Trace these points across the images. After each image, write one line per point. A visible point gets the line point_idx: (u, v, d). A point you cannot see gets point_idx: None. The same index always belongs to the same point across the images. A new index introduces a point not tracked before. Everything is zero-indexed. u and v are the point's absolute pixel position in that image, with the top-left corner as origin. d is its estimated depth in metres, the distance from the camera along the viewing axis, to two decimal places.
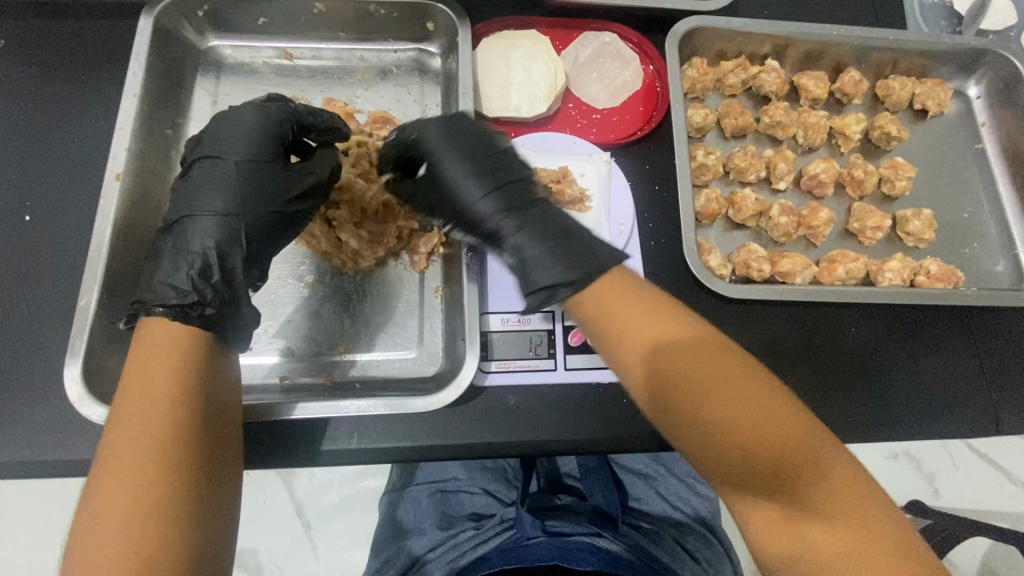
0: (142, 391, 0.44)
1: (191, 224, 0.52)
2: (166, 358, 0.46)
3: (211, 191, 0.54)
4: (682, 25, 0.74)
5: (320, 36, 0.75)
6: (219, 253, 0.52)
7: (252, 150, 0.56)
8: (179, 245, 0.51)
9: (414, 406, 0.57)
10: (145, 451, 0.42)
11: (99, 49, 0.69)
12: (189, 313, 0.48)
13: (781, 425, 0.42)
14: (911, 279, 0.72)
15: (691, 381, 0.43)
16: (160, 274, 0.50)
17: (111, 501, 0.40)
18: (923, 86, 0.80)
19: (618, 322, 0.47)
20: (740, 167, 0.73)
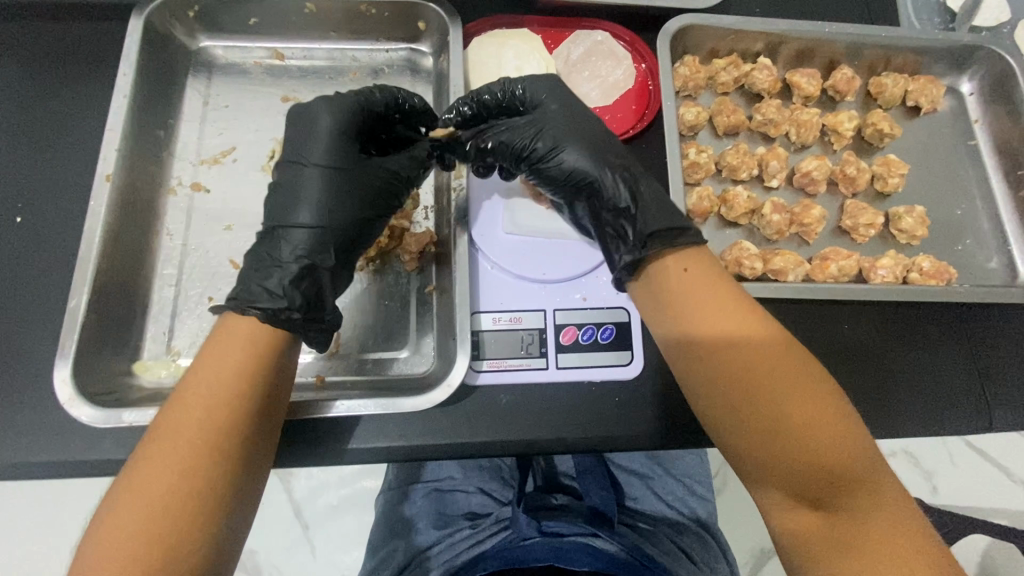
0: (214, 377, 0.45)
1: (287, 228, 0.55)
2: (242, 350, 0.47)
3: (303, 197, 0.56)
4: (674, 22, 0.74)
5: (312, 36, 0.75)
6: (312, 261, 0.54)
7: (335, 153, 0.58)
8: (278, 247, 0.54)
9: (404, 406, 0.57)
10: (205, 435, 0.42)
11: (91, 50, 0.69)
12: (280, 316, 0.50)
13: (826, 425, 0.45)
14: (904, 276, 0.72)
15: (752, 365, 0.47)
16: (252, 277, 0.52)
17: (159, 475, 0.41)
18: (917, 83, 0.80)
19: (694, 300, 0.49)
20: (733, 165, 0.73)
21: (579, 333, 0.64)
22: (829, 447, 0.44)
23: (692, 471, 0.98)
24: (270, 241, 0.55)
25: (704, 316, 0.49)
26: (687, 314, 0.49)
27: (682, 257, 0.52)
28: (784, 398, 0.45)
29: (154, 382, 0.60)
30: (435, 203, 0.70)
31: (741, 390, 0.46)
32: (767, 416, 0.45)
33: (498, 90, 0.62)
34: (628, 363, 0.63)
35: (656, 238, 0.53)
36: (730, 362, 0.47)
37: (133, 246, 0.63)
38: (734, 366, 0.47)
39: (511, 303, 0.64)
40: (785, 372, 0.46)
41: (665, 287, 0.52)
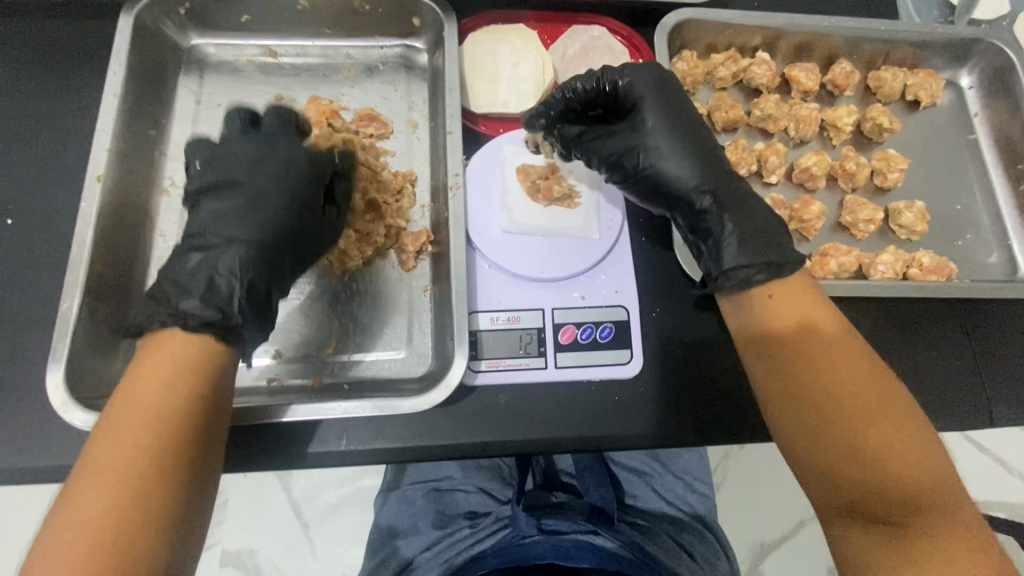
0: (140, 403, 0.44)
1: (233, 246, 0.52)
2: (174, 370, 0.45)
3: (253, 217, 0.54)
4: (672, 17, 0.73)
5: (305, 33, 0.74)
6: (249, 275, 0.51)
7: (288, 182, 0.56)
8: (215, 265, 0.51)
9: (403, 407, 0.56)
10: (131, 463, 0.42)
11: (81, 48, 0.68)
12: (224, 329, 0.49)
13: (904, 456, 0.46)
14: (904, 272, 0.71)
15: (831, 383, 0.48)
16: (179, 298, 0.49)
17: (84, 506, 0.40)
18: (916, 77, 0.79)
19: (784, 316, 0.51)
20: (732, 161, 0.72)
21: (578, 333, 0.63)
22: (897, 476, 0.45)
23: (691, 468, 0.98)
24: (203, 260, 0.51)
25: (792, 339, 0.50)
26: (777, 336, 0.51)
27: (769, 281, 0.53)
28: (856, 421, 0.47)
29: None
30: (431, 201, 0.69)
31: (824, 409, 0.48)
32: (845, 438, 0.47)
33: (626, 87, 0.61)
34: (628, 361, 0.63)
35: (766, 265, 0.53)
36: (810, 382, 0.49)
37: (125, 248, 0.62)
38: (815, 390, 0.48)
39: (509, 302, 0.63)
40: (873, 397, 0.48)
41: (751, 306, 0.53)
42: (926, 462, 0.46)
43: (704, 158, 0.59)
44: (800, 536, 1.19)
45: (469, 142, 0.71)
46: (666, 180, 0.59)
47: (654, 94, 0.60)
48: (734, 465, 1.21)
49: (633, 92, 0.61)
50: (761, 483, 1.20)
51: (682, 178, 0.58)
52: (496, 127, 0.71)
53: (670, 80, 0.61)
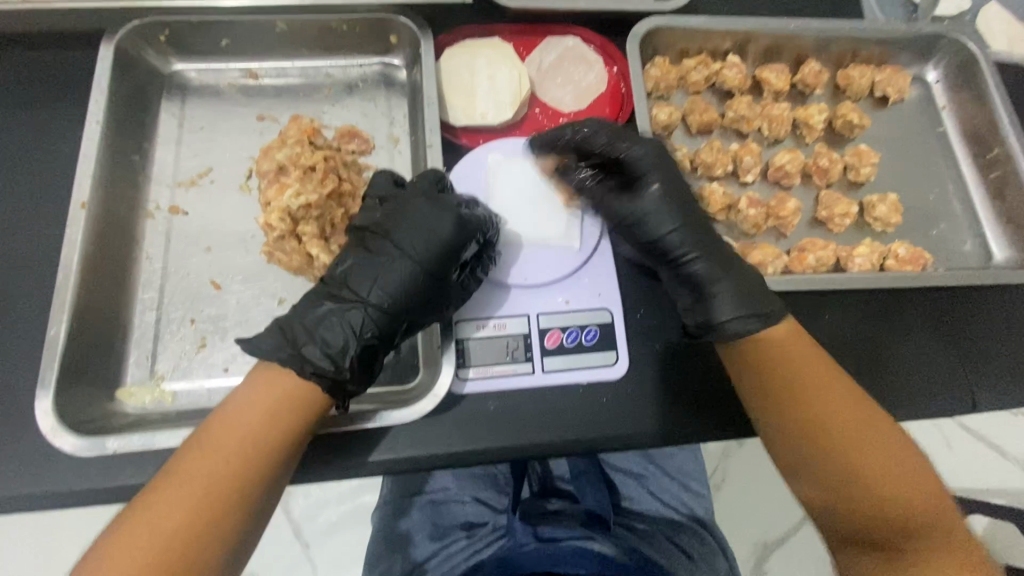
0: (237, 433, 0.48)
1: (366, 302, 0.53)
2: (275, 408, 0.49)
3: (392, 279, 0.54)
4: (641, 25, 0.75)
5: (285, 55, 0.76)
6: (373, 342, 0.53)
7: (433, 255, 0.56)
8: (345, 318, 0.53)
9: (392, 418, 0.58)
10: (218, 486, 0.46)
11: (62, 77, 0.69)
12: (334, 388, 0.51)
13: (903, 489, 0.51)
14: (881, 264, 0.72)
15: (835, 430, 0.53)
16: (310, 336, 0.52)
17: (170, 514, 0.44)
18: (883, 73, 0.81)
19: (785, 371, 0.55)
20: (707, 162, 0.73)
21: (564, 337, 0.64)
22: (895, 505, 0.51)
23: (687, 469, 0.98)
24: (335, 308, 0.53)
25: (784, 387, 0.55)
26: (780, 388, 0.55)
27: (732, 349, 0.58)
28: (857, 463, 0.52)
29: (138, 408, 0.60)
30: None
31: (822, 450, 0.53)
32: (848, 476, 0.52)
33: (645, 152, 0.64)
34: (614, 363, 0.64)
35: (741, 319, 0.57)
36: (808, 430, 0.54)
37: (111, 273, 0.63)
38: (808, 435, 0.54)
39: (495, 309, 0.64)
40: (868, 440, 0.53)
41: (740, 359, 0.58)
42: (924, 494, 0.52)
43: (696, 225, 0.62)
44: (801, 532, 1.19)
45: (450, 154, 0.72)
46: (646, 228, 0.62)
47: (654, 169, 0.63)
48: (733, 464, 1.21)
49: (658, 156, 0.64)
50: (760, 481, 1.21)
51: (683, 244, 0.61)
52: (476, 139, 0.73)
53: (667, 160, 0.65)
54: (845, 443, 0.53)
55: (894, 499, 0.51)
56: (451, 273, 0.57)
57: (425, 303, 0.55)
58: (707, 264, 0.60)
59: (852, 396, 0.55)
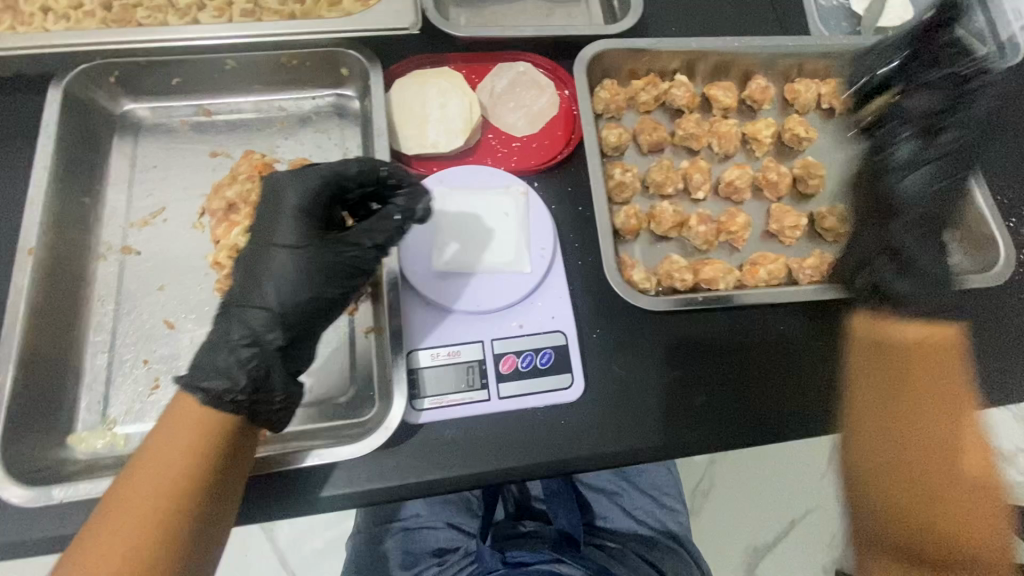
0: (154, 465, 0.46)
1: (246, 307, 0.54)
2: (190, 431, 0.47)
3: (265, 278, 0.55)
4: (588, 50, 0.77)
5: (237, 91, 0.76)
6: (263, 342, 0.53)
7: (293, 235, 0.56)
8: (231, 327, 0.53)
9: (342, 454, 0.57)
10: (147, 522, 0.44)
11: (11, 123, 0.69)
12: (222, 398, 0.50)
13: (967, 527, 0.48)
14: (832, 274, 0.73)
15: (919, 445, 0.49)
16: (203, 355, 0.52)
17: (102, 565, 0.42)
18: (828, 86, 0.83)
19: (908, 372, 0.51)
20: (657, 181, 0.75)
21: (519, 361, 0.64)
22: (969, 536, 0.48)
23: (661, 483, 0.98)
24: (223, 325, 0.54)
25: (916, 384, 0.50)
26: (901, 391, 0.50)
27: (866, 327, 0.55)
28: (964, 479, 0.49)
29: (90, 453, 0.59)
30: None
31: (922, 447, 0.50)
32: (896, 498, 0.48)
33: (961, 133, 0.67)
34: (570, 386, 0.64)
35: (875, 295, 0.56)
36: (871, 438, 0.50)
37: (62, 317, 0.62)
38: (894, 439, 0.49)
39: (449, 338, 0.64)
40: (961, 464, 0.49)
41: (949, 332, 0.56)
42: (992, 537, 0.48)
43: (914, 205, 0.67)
44: (788, 538, 1.19)
45: None
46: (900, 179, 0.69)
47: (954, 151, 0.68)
48: (718, 472, 1.22)
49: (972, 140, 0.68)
50: (744, 488, 1.21)
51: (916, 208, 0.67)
52: (429, 167, 0.73)
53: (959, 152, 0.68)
54: (925, 460, 0.49)
55: (947, 537, 0.48)
56: (321, 250, 0.56)
57: (305, 290, 0.55)
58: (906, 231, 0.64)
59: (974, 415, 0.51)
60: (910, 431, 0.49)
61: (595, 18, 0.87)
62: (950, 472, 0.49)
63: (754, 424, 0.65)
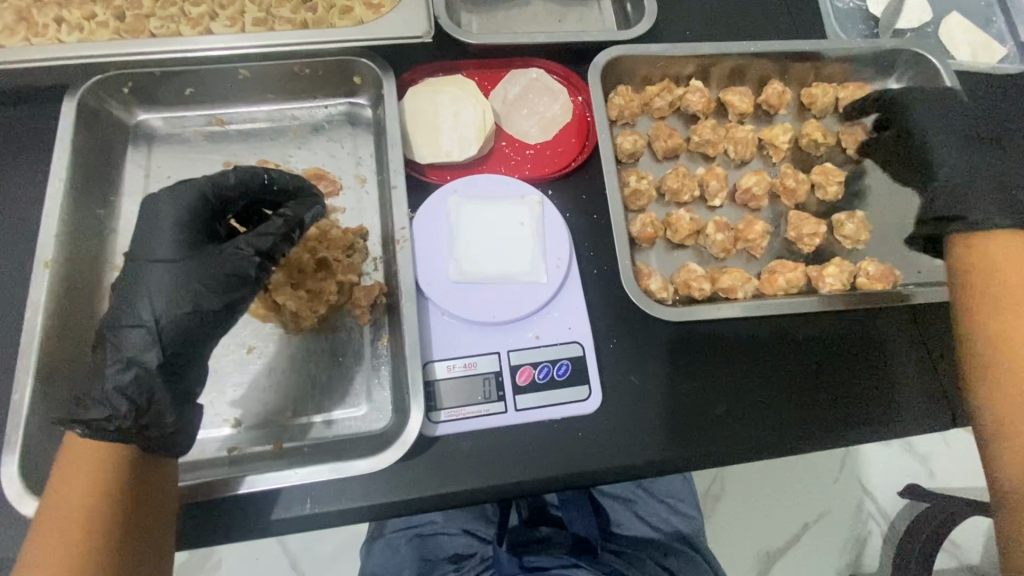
0: (61, 504, 0.49)
1: (124, 331, 0.53)
2: (86, 465, 0.50)
3: (140, 299, 0.53)
4: (602, 56, 0.76)
5: (250, 100, 0.76)
6: (142, 363, 0.52)
7: (170, 251, 0.55)
8: (110, 354, 0.52)
9: (359, 468, 0.57)
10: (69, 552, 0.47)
11: (27, 135, 0.69)
12: (106, 428, 0.50)
13: None
14: (853, 282, 0.72)
15: None
16: (89, 388, 0.52)
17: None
18: (846, 90, 0.82)
19: None
20: (674, 188, 0.74)
21: (535, 372, 0.64)
22: None
23: (675, 490, 0.98)
24: (103, 353, 0.53)
25: None
26: None
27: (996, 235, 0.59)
28: None
29: None
30: (382, 253, 0.70)
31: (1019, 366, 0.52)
32: None
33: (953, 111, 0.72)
34: (587, 398, 0.63)
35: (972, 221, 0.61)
36: None
37: (79, 328, 0.63)
38: None
39: (465, 349, 0.64)
40: None
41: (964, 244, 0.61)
42: None
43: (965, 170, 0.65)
44: (802, 541, 1.18)
45: (417, 191, 0.72)
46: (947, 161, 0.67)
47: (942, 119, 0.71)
48: (731, 475, 1.21)
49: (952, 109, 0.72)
50: (758, 492, 1.20)
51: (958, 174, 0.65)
52: (442, 176, 0.73)
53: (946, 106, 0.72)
54: None
55: None
56: (197, 267, 0.54)
57: (184, 304, 0.53)
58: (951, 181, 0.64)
59: None
60: None
61: (609, 24, 0.86)
62: None
63: (773, 436, 0.64)
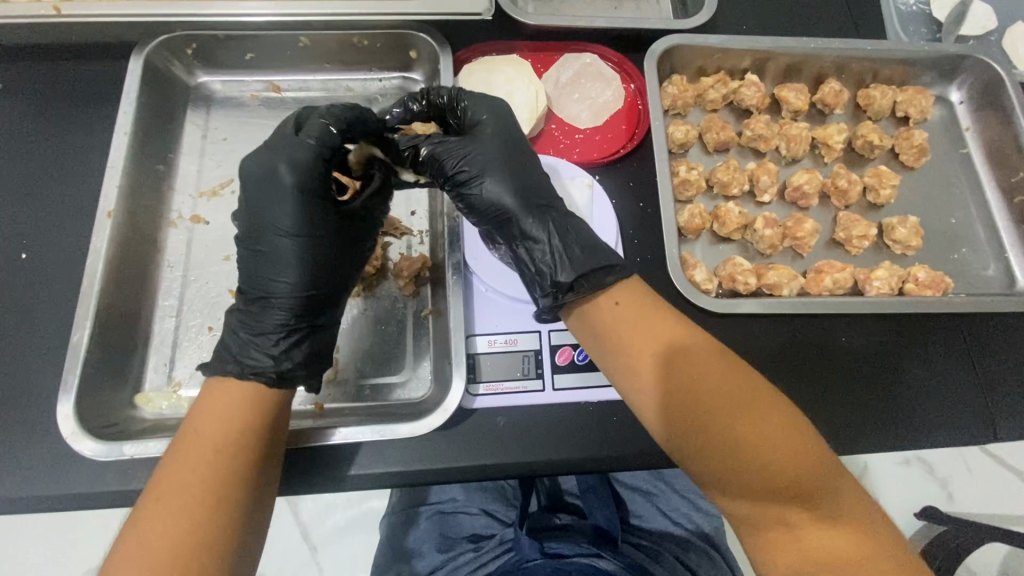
0: (208, 435, 0.48)
1: (271, 294, 0.56)
2: (232, 407, 0.50)
3: (281, 263, 0.56)
4: (660, 43, 0.75)
5: (307, 69, 0.77)
6: (305, 320, 0.57)
7: (314, 213, 0.57)
8: (270, 313, 0.55)
9: (401, 432, 0.58)
10: (205, 489, 0.45)
11: (93, 89, 0.71)
12: (283, 378, 0.54)
13: (792, 456, 0.46)
14: (900, 287, 0.71)
15: (714, 389, 0.48)
16: (245, 345, 0.54)
17: (165, 528, 0.43)
18: (905, 94, 0.80)
19: (687, 366, 0.50)
20: (723, 181, 0.73)
21: (575, 354, 0.64)
22: (792, 460, 0.46)
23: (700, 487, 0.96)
24: (258, 312, 0.56)
25: (719, 388, 0.48)
26: (709, 379, 0.49)
27: (615, 292, 0.54)
28: (765, 437, 0.46)
29: (155, 413, 0.62)
30: (429, 227, 0.71)
31: (714, 420, 0.47)
32: (769, 496, 0.46)
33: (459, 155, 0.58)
34: None
35: (583, 280, 0.54)
36: (739, 425, 0.47)
37: (134, 278, 0.65)
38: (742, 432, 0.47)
39: (506, 326, 0.65)
40: (805, 450, 0.47)
41: (594, 310, 0.54)
42: (814, 457, 0.47)
43: (518, 187, 0.57)
44: None
45: None
46: (483, 202, 0.58)
47: (489, 145, 0.59)
48: None
49: (512, 152, 0.59)
50: None
51: (534, 234, 0.56)
52: None
53: (504, 134, 0.60)
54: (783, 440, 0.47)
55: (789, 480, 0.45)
56: (334, 223, 0.58)
57: (337, 263, 0.58)
58: (520, 216, 0.57)
59: (765, 398, 0.48)
60: (727, 412, 0.47)
61: (665, 13, 0.85)
62: (764, 411, 0.48)
63: None
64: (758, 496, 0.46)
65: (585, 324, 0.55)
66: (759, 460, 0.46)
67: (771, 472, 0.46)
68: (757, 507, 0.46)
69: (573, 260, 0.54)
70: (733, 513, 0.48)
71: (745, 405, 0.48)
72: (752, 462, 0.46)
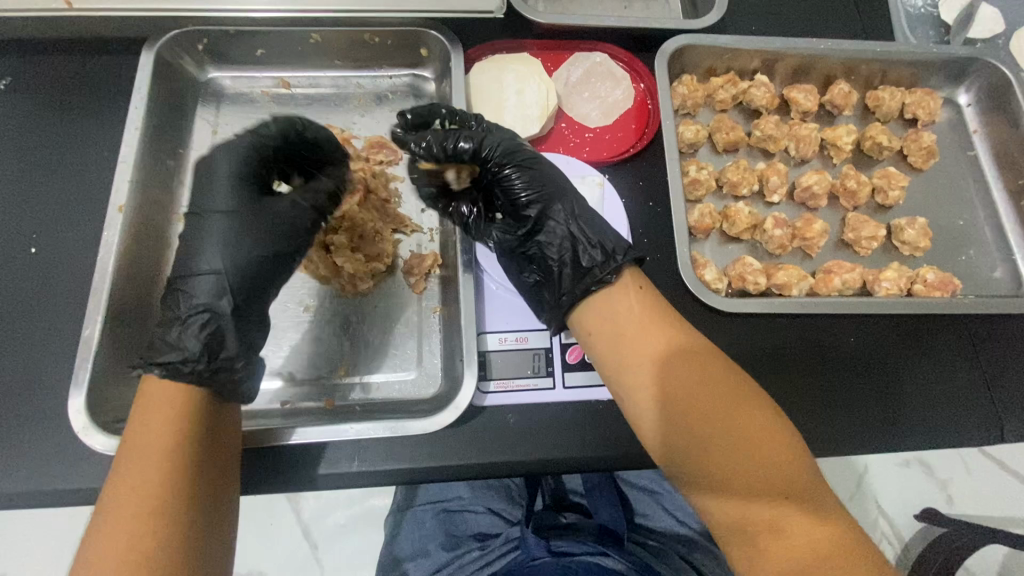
0: (144, 453, 0.46)
1: (191, 277, 0.54)
2: (164, 415, 0.48)
3: (204, 246, 0.55)
4: (671, 43, 0.75)
5: (316, 66, 0.77)
6: (216, 307, 0.53)
7: (244, 201, 0.57)
8: (188, 298, 0.53)
9: (413, 428, 0.58)
10: (145, 512, 0.44)
11: (102, 84, 0.71)
12: (179, 369, 0.49)
13: (779, 451, 0.48)
14: (908, 288, 0.72)
15: (708, 382, 0.50)
16: (160, 333, 0.52)
17: (107, 553, 0.43)
18: (913, 96, 0.81)
19: (686, 358, 0.51)
20: (733, 181, 0.73)
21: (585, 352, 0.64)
22: (779, 455, 0.47)
23: None
24: (175, 299, 0.53)
25: (713, 380, 0.50)
26: (704, 372, 0.50)
27: (636, 276, 0.56)
28: (753, 432, 0.48)
29: None
30: (440, 225, 0.71)
31: (706, 413, 0.49)
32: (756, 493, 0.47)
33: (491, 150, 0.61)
34: None
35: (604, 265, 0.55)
36: (728, 418, 0.48)
37: (144, 274, 0.64)
38: (733, 426, 0.48)
39: (518, 324, 0.65)
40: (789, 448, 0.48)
41: (597, 300, 0.55)
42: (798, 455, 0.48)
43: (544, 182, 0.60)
44: None
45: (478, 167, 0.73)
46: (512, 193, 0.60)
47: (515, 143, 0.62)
48: None
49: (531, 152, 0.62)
50: None
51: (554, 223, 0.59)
52: None
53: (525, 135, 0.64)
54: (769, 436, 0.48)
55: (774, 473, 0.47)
56: (256, 219, 0.57)
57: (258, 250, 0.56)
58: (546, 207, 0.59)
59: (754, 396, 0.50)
60: (718, 406, 0.49)
61: (675, 13, 0.85)
62: (752, 406, 0.49)
63: (821, 435, 0.64)
64: (745, 492, 0.47)
65: (584, 317, 0.56)
66: (742, 451, 0.47)
67: (758, 466, 0.47)
68: (746, 503, 0.47)
69: (586, 244, 0.57)
70: (717, 514, 0.49)
71: (736, 399, 0.49)
72: (740, 455, 0.47)
